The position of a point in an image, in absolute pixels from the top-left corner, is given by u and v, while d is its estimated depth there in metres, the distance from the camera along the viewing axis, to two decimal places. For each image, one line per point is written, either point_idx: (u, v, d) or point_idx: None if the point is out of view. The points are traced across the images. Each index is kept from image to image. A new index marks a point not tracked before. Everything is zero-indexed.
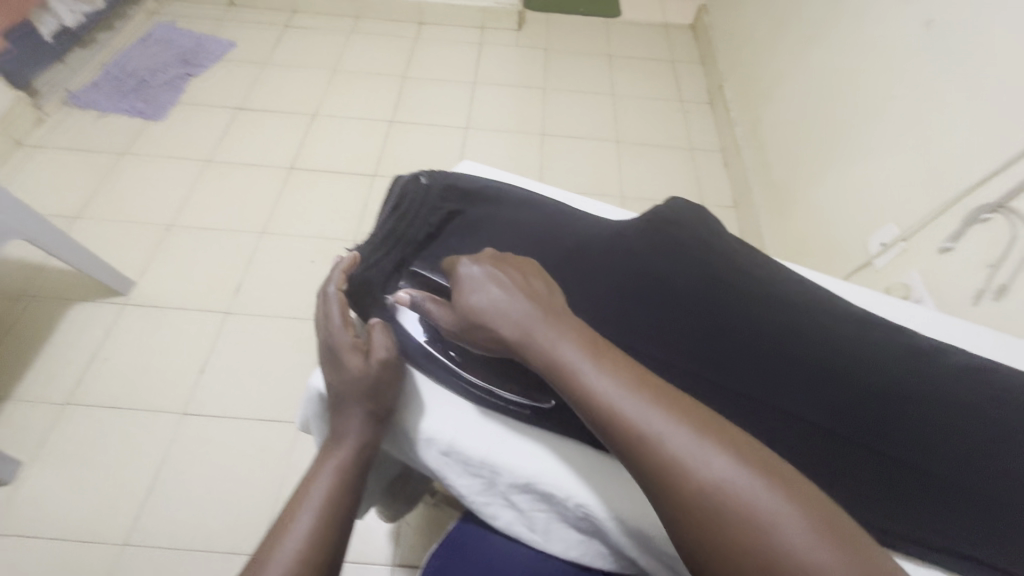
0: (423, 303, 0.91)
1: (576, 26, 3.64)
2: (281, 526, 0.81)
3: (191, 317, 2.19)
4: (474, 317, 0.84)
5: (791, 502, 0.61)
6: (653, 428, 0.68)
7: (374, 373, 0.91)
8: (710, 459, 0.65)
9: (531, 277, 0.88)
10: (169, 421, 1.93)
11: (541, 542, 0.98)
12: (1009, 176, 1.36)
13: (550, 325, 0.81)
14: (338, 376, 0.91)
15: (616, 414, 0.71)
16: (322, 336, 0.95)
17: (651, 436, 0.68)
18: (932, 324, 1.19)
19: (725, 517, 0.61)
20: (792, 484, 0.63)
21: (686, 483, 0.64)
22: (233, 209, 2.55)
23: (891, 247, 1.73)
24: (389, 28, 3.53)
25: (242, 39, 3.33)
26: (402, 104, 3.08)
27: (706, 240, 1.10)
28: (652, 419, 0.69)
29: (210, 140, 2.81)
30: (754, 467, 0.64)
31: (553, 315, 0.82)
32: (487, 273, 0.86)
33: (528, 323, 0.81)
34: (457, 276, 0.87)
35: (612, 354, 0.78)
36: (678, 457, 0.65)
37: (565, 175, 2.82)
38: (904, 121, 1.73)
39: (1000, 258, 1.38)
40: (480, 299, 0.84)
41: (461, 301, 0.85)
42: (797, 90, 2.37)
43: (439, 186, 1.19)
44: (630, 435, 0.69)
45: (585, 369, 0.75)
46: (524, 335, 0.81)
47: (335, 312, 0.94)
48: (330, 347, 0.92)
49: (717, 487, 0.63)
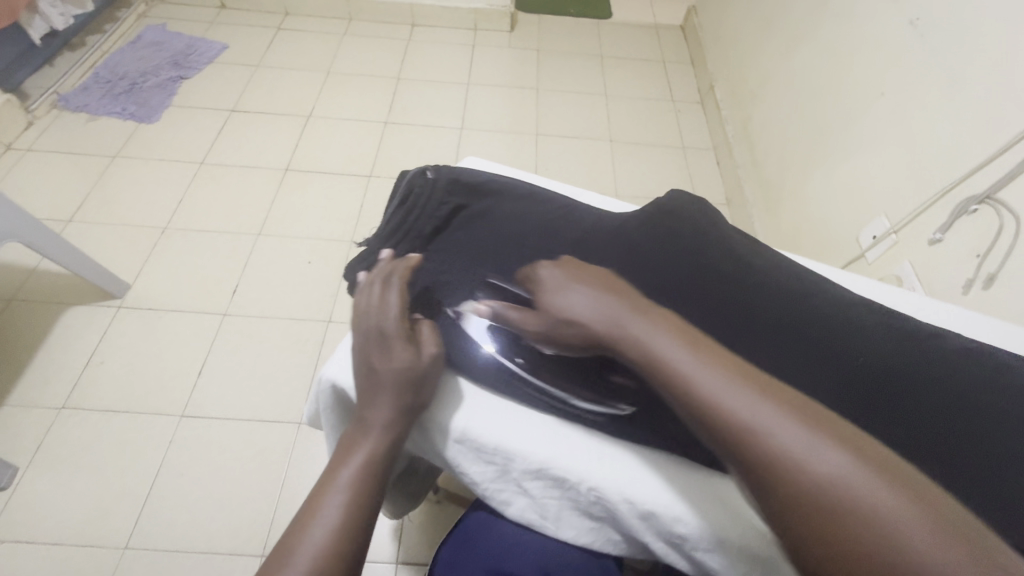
0: (502, 311, 0.84)
1: (567, 27, 3.60)
2: (307, 514, 0.70)
3: (186, 319, 2.21)
4: (560, 314, 0.77)
5: (913, 503, 0.51)
6: (754, 415, 0.59)
7: (424, 364, 0.82)
8: (821, 452, 0.55)
9: (617, 278, 0.82)
10: (166, 423, 1.96)
11: (552, 530, 0.90)
12: (998, 166, 1.34)
13: (642, 318, 0.74)
14: (383, 363, 0.80)
15: (713, 402, 0.62)
16: (368, 320, 0.85)
17: (750, 423, 0.59)
18: (929, 311, 1.11)
19: (839, 516, 0.52)
20: (914, 486, 0.53)
21: (792, 476, 0.55)
22: (226, 211, 2.55)
23: (882, 240, 1.71)
24: (382, 29, 3.50)
25: (233, 41, 3.32)
26: (396, 105, 3.06)
27: (705, 231, 1.09)
28: (753, 407, 0.60)
29: (202, 141, 2.81)
30: (882, 476, 0.53)
31: (649, 312, 0.74)
32: (569, 274, 0.81)
33: (617, 319, 0.74)
34: (538, 278, 0.82)
35: (709, 344, 0.69)
36: (783, 447, 0.56)
37: (559, 172, 2.80)
38: (894, 113, 1.70)
39: (988, 248, 1.36)
40: (565, 297, 0.78)
41: (546, 300, 0.79)
42: (786, 86, 2.34)
43: (445, 181, 1.13)
44: (726, 423, 0.60)
45: (684, 362, 0.67)
46: (614, 329, 0.74)
47: (392, 295, 0.86)
48: (380, 325, 0.83)
49: (834, 489, 0.53)
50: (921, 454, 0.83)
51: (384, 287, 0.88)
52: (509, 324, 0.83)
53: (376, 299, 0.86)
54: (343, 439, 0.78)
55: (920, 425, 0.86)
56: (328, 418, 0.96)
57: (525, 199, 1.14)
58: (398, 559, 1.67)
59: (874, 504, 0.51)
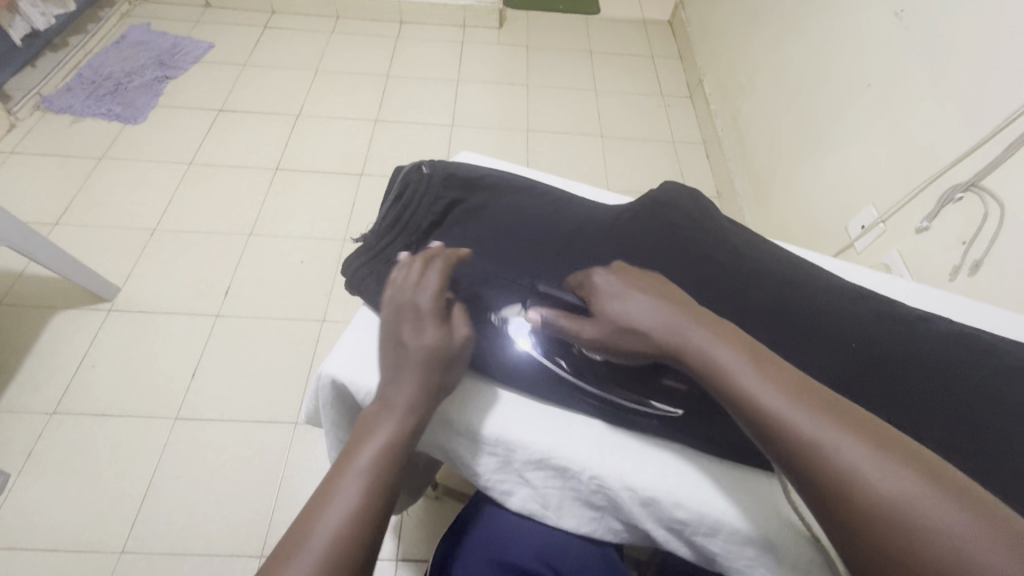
0: (554, 319, 0.83)
1: (556, 23, 3.60)
2: (326, 492, 0.70)
3: (179, 320, 2.19)
4: (621, 323, 0.79)
5: (988, 524, 0.52)
6: (823, 433, 0.62)
7: (454, 348, 0.83)
8: (892, 473, 0.57)
9: (672, 289, 0.84)
10: (161, 425, 1.94)
11: (553, 520, 0.91)
12: (982, 154, 1.37)
13: (703, 330, 0.76)
14: (416, 344, 0.81)
15: (778, 418, 0.65)
16: (402, 300, 0.86)
17: (819, 441, 0.62)
18: (920, 296, 1.14)
19: (915, 535, 0.54)
20: (987, 506, 0.54)
21: (864, 494, 0.57)
22: (216, 211, 2.53)
23: (870, 229, 1.73)
24: (369, 27, 3.48)
25: (219, 40, 3.28)
26: (385, 103, 3.04)
27: (699, 221, 1.10)
28: (820, 425, 0.63)
29: (190, 142, 2.78)
30: (954, 497, 0.55)
31: (708, 322, 0.77)
32: (625, 283, 0.84)
33: (678, 326, 0.77)
34: (592, 286, 0.85)
35: (773, 361, 0.71)
36: (854, 467, 0.59)
37: (550, 168, 2.80)
38: (880, 104, 1.73)
39: (973, 235, 1.38)
40: (625, 307, 0.80)
41: (604, 309, 0.81)
42: (774, 78, 2.36)
43: (440, 176, 1.13)
44: (795, 440, 0.63)
45: (748, 374, 0.70)
46: (675, 338, 0.76)
47: (430, 276, 0.87)
48: (413, 306, 0.84)
49: (909, 510, 0.55)
50: (913, 436, 0.85)
51: (419, 269, 0.89)
52: (565, 333, 0.83)
53: (410, 281, 0.87)
54: (364, 418, 0.79)
55: (910, 407, 0.88)
56: (328, 412, 0.96)
57: (520, 192, 1.15)
58: (397, 556, 1.68)
59: (939, 523, 0.53)
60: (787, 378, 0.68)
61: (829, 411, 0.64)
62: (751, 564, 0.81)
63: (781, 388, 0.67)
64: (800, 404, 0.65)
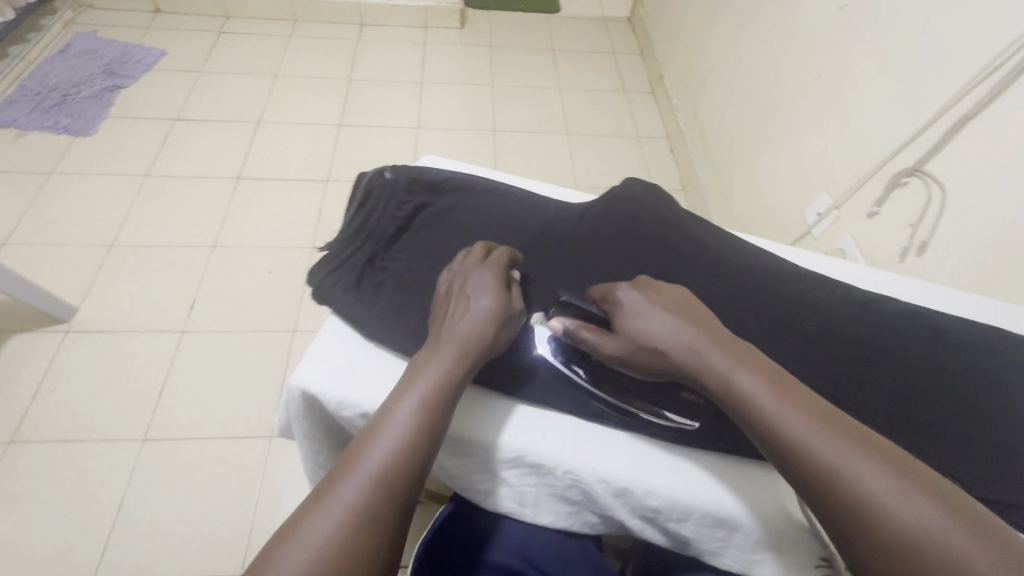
0: (576, 330, 0.87)
1: (518, 22, 3.62)
2: (378, 421, 0.76)
3: (143, 339, 2.12)
4: (642, 340, 0.82)
5: (1000, 558, 0.54)
6: (837, 459, 0.64)
7: (506, 318, 0.88)
8: (905, 502, 0.59)
9: (695, 309, 0.86)
10: (129, 449, 1.88)
11: (531, 516, 0.93)
12: (922, 142, 1.45)
13: (723, 350, 0.77)
14: (472, 309, 0.87)
15: (792, 441, 0.67)
16: (467, 271, 0.93)
17: (832, 466, 0.64)
18: (870, 278, 1.19)
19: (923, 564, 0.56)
20: (999, 539, 0.56)
21: (875, 522, 0.59)
22: (177, 224, 2.46)
23: (826, 216, 1.80)
24: (329, 30, 3.42)
25: (172, 47, 3.18)
26: (349, 107, 3.00)
27: (662, 215, 1.14)
28: (835, 451, 0.65)
29: (146, 153, 2.69)
30: (967, 529, 0.56)
31: (727, 343, 0.79)
32: (650, 300, 0.86)
33: (698, 346, 0.79)
34: (617, 303, 0.87)
35: (793, 385, 0.73)
36: (867, 495, 0.61)
37: (518, 167, 2.82)
38: (829, 96, 1.80)
39: (918, 218, 1.46)
40: (646, 324, 0.82)
41: (626, 326, 0.83)
42: (730, 73, 2.43)
43: (404, 182, 1.14)
44: (809, 462, 0.65)
45: (765, 397, 0.71)
46: (694, 356, 0.78)
47: (492, 259, 0.95)
48: (475, 277, 0.91)
49: (919, 540, 0.57)
50: (868, 410, 0.90)
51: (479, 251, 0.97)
52: (587, 345, 0.86)
53: (471, 259, 0.95)
54: (413, 366, 0.83)
55: (864, 383, 0.92)
56: (301, 425, 0.94)
57: (484, 194, 1.15)
58: None
59: (947, 552, 0.55)
60: (808, 402, 0.70)
61: (846, 442, 0.65)
62: (721, 543, 0.86)
63: (803, 415, 0.69)
64: (813, 431, 0.67)
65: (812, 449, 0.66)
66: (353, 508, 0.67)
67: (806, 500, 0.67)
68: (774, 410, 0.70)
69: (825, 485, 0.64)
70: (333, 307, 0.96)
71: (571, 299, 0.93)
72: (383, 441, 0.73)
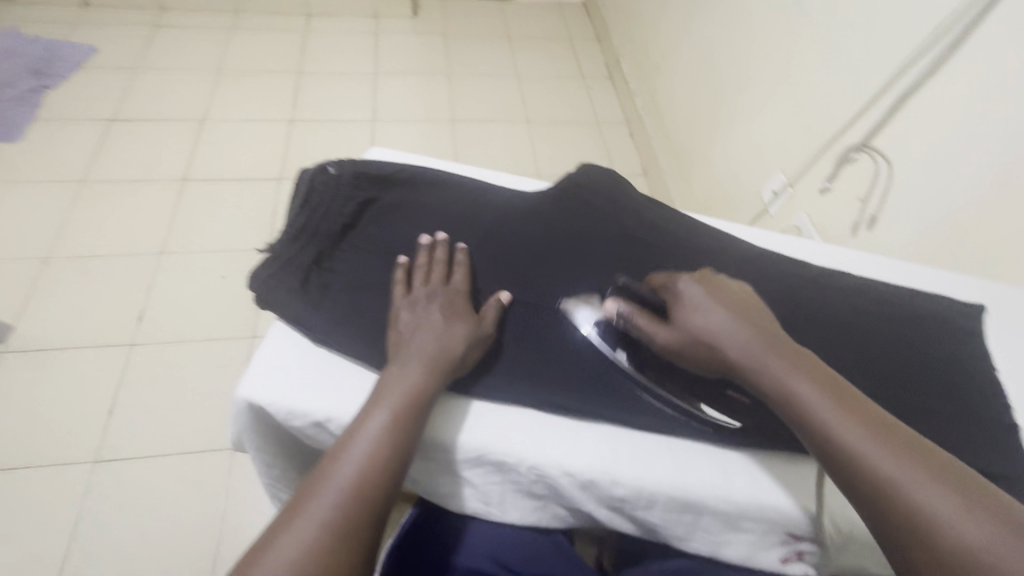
0: (632, 317, 0.86)
1: (472, 10, 3.54)
2: (343, 440, 0.74)
3: (90, 355, 2.00)
4: (698, 335, 0.81)
5: None
6: (895, 473, 0.65)
7: (477, 334, 0.89)
8: (962, 521, 0.61)
9: (754, 309, 0.84)
10: (80, 472, 1.77)
11: (497, 514, 0.91)
12: (868, 118, 1.48)
13: (780, 356, 0.77)
14: (443, 324, 0.87)
15: (849, 452, 0.68)
16: (439, 284, 0.93)
17: (890, 479, 0.65)
18: (822, 252, 1.21)
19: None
20: None
21: (929, 535, 0.61)
22: (120, 232, 2.32)
23: (782, 194, 1.83)
24: (273, 22, 3.27)
25: (103, 43, 2.98)
26: (299, 102, 2.88)
27: (618, 201, 1.13)
28: (893, 465, 0.66)
29: (81, 157, 2.52)
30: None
31: (784, 345, 0.79)
32: (710, 295, 0.84)
33: (757, 350, 0.78)
34: (676, 293, 0.86)
35: (853, 396, 0.73)
36: (924, 509, 0.62)
37: (478, 158, 2.77)
38: (779, 76, 1.83)
39: (867, 192, 1.50)
40: (705, 319, 0.81)
41: (685, 319, 0.82)
42: (684, 56, 2.45)
43: (350, 176, 1.09)
44: (866, 474, 0.67)
45: (823, 407, 0.72)
46: (750, 360, 0.78)
47: (459, 273, 0.96)
48: (446, 293, 0.92)
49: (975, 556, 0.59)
50: None
51: (442, 265, 0.96)
52: (642, 332, 0.85)
53: (436, 275, 0.94)
54: (380, 381, 0.81)
55: None
56: (253, 438, 0.90)
57: (436, 187, 1.12)
58: None
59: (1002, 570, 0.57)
60: (867, 414, 0.71)
61: (904, 457, 0.67)
62: (688, 526, 0.88)
63: (860, 426, 0.70)
64: (871, 444, 0.68)
65: (868, 460, 0.67)
66: (325, 526, 0.65)
67: (857, 508, 0.68)
68: (832, 418, 0.71)
69: (880, 496, 0.65)
70: (278, 311, 0.92)
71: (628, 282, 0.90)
72: (353, 458, 0.72)
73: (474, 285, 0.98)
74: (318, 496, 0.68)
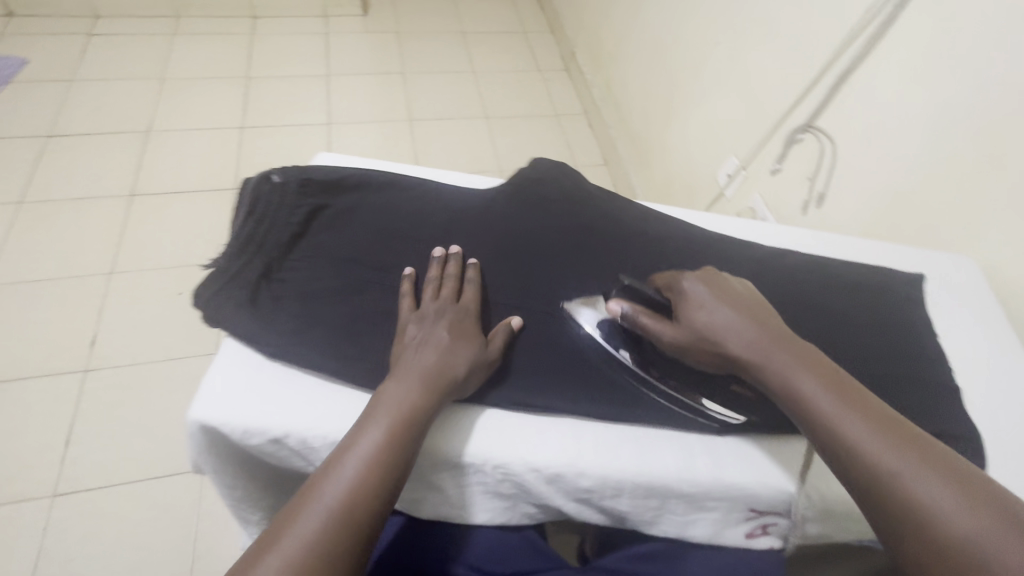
0: (634, 316, 0.89)
1: (424, 7, 3.48)
2: (335, 457, 0.72)
3: (40, 385, 1.90)
4: (706, 333, 0.84)
5: None
6: (895, 466, 0.69)
7: (485, 360, 0.87)
8: (955, 512, 0.65)
9: (766, 312, 0.87)
10: (39, 508, 1.69)
11: (466, 516, 0.91)
12: (812, 99, 1.52)
13: (787, 352, 0.81)
14: (451, 346, 0.85)
15: (850, 444, 0.72)
16: (450, 301, 0.92)
17: (887, 472, 0.69)
18: (774, 232, 1.24)
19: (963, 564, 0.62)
20: None
21: (922, 524, 0.65)
22: (65, 253, 2.21)
23: (736, 177, 1.87)
24: (217, 26, 3.15)
25: (33, 55, 2.82)
26: (250, 108, 2.79)
27: (572, 194, 1.13)
28: (892, 458, 0.69)
29: (17, 177, 2.39)
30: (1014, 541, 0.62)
31: (796, 343, 0.82)
32: (716, 295, 0.87)
33: (765, 348, 0.81)
34: (682, 293, 0.89)
35: (857, 391, 0.77)
36: (918, 499, 0.66)
37: (439, 156, 2.74)
38: (727, 61, 1.86)
39: (815, 171, 1.54)
40: (712, 317, 0.84)
41: (693, 317, 0.85)
42: (637, 45, 2.46)
43: (295, 182, 1.05)
44: (864, 464, 0.70)
45: (826, 401, 0.76)
46: (760, 357, 0.81)
47: (470, 290, 0.95)
48: (456, 310, 0.91)
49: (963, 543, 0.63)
50: None
51: (453, 280, 0.95)
52: (646, 331, 0.88)
53: (446, 290, 0.93)
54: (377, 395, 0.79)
55: None
56: (211, 462, 0.87)
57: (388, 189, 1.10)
58: None
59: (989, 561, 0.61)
60: (870, 408, 0.74)
61: (903, 450, 0.70)
62: (656, 512, 0.90)
63: (862, 420, 0.73)
64: (872, 437, 0.71)
65: (868, 453, 0.71)
66: (309, 546, 0.65)
67: (854, 497, 0.72)
68: (834, 411, 0.74)
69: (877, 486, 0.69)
70: (228, 328, 0.89)
71: (631, 283, 0.94)
72: (343, 476, 0.70)
73: (484, 303, 0.97)
74: (303, 516, 0.67)
